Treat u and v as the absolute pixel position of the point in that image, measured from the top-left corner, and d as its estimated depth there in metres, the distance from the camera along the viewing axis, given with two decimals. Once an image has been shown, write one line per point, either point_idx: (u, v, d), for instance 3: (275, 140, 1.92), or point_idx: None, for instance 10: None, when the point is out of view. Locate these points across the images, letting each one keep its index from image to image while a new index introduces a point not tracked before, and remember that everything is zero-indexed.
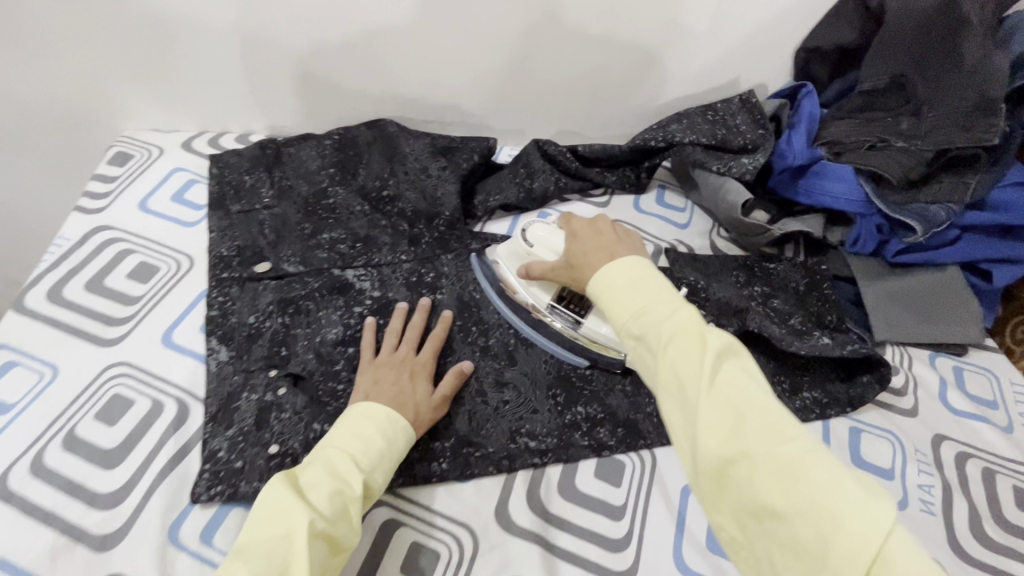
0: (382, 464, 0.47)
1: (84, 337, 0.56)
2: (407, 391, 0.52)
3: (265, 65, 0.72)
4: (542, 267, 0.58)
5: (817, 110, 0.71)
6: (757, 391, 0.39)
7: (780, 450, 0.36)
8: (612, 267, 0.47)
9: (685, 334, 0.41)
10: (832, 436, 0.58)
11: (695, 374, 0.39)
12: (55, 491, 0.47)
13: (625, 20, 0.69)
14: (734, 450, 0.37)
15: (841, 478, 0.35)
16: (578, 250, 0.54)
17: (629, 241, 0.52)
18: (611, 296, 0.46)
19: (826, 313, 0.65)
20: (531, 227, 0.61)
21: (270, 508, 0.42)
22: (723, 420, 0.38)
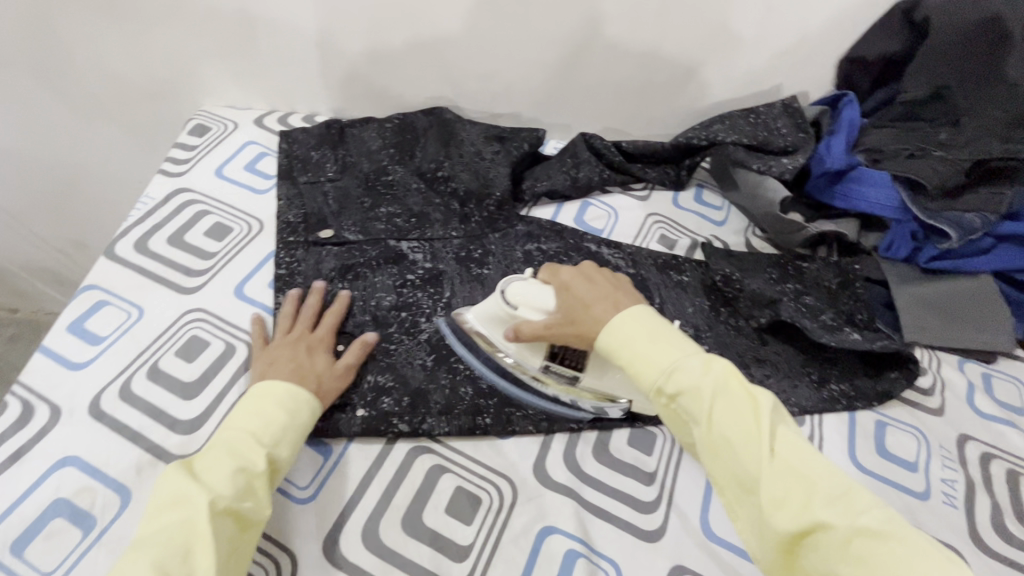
0: (286, 436, 0.47)
1: (165, 284, 0.61)
2: (306, 365, 0.53)
3: (335, 52, 0.77)
4: (535, 329, 0.52)
5: (857, 119, 0.73)
6: (811, 453, 0.41)
7: (857, 518, 0.37)
8: (622, 321, 0.49)
9: (730, 394, 0.43)
10: (858, 427, 0.60)
11: (751, 440, 0.41)
12: (141, 414, 0.52)
13: (676, 25, 0.73)
14: (809, 521, 0.37)
15: (922, 548, 0.35)
16: (575, 303, 0.52)
17: (624, 289, 0.53)
18: (636, 354, 0.47)
19: (856, 312, 0.67)
20: (510, 286, 0.55)
21: (167, 496, 0.41)
22: (792, 490, 0.39)
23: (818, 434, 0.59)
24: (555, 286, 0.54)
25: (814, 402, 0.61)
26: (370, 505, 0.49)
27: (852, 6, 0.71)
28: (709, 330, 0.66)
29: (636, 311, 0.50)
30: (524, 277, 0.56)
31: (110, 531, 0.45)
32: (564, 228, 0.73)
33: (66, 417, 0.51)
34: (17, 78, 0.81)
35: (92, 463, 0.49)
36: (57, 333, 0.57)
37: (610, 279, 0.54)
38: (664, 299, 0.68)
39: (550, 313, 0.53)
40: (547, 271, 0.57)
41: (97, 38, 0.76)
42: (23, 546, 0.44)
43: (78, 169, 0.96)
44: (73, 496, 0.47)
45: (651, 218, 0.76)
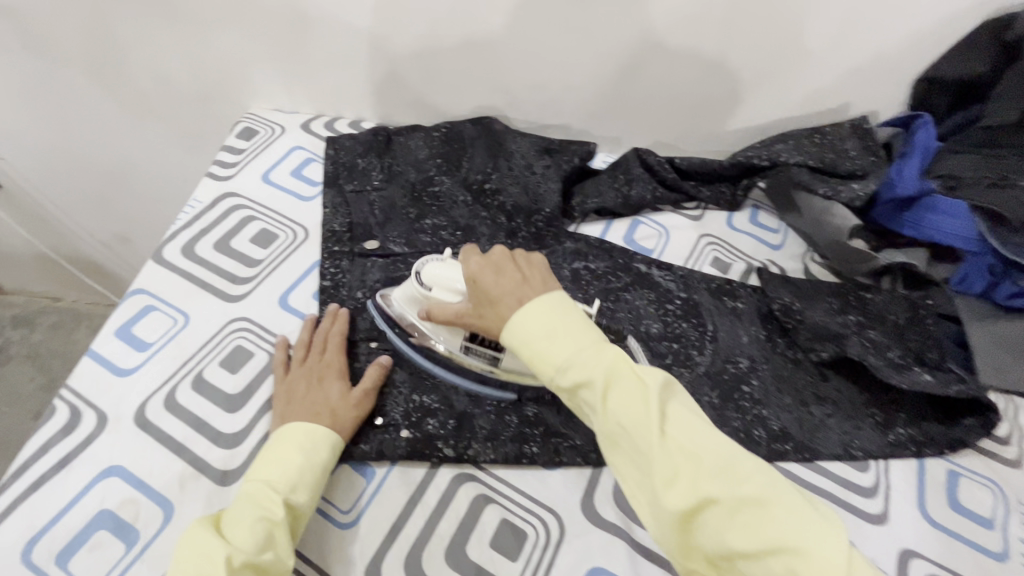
0: (303, 481, 0.46)
1: (211, 292, 0.61)
2: (322, 399, 0.51)
3: (385, 59, 0.75)
4: (445, 316, 0.51)
5: (933, 143, 0.69)
6: (699, 426, 0.39)
7: (738, 488, 0.36)
8: (520, 317, 0.43)
9: (622, 380, 0.40)
10: (927, 476, 0.56)
11: (642, 426, 0.38)
12: (184, 426, 0.51)
13: (742, 39, 0.69)
14: (699, 498, 0.36)
15: (799, 508, 0.36)
16: (482, 298, 0.47)
17: (535, 277, 0.46)
18: (534, 349, 0.42)
19: (927, 350, 0.62)
20: (424, 267, 0.55)
21: (186, 553, 0.40)
22: (680, 468, 0.37)
23: (884, 482, 0.56)
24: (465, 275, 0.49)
25: (879, 447, 0.57)
26: (413, 534, 0.48)
27: (934, 24, 0.66)
28: (765, 362, 0.63)
29: (534, 303, 0.43)
30: (442, 258, 0.56)
31: (153, 546, 0.45)
32: (613, 247, 0.70)
33: (112, 424, 0.51)
34: (72, 76, 0.82)
35: (137, 474, 0.48)
36: (105, 337, 0.57)
37: (518, 262, 0.48)
38: (718, 326, 0.65)
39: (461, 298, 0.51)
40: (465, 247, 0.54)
41: (150, 39, 0.77)
42: (67, 557, 0.44)
43: (125, 166, 0.97)
44: (118, 508, 0.46)
45: (704, 239, 0.73)
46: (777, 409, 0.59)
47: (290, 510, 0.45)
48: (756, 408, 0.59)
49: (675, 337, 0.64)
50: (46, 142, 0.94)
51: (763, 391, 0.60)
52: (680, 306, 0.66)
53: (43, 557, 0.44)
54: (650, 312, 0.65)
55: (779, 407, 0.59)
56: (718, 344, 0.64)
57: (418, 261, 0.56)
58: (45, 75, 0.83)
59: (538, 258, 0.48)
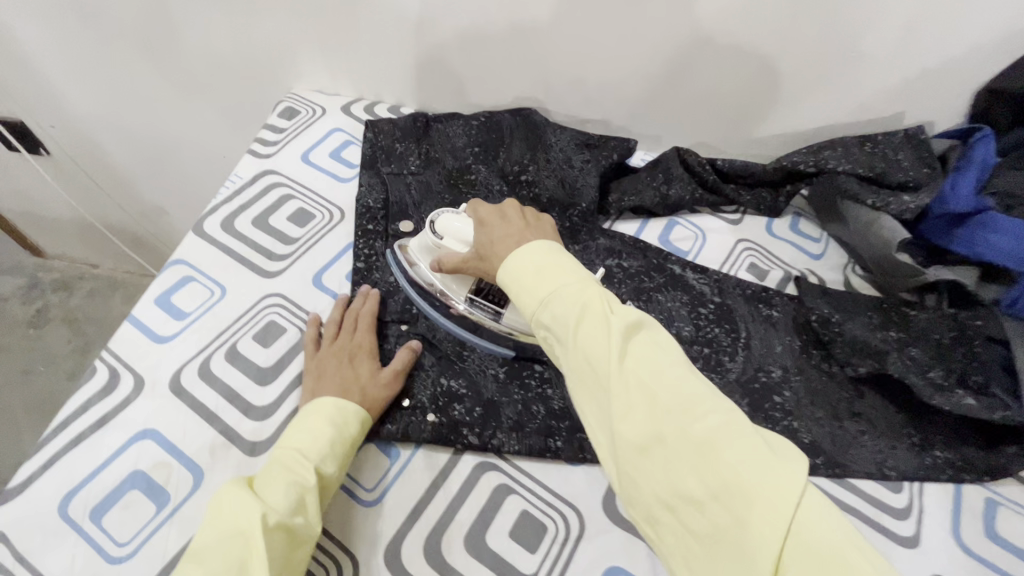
0: (334, 452, 0.46)
1: (248, 266, 0.62)
2: (350, 377, 0.52)
3: (429, 43, 0.75)
4: (454, 261, 0.56)
5: (992, 157, 0.66)
6: (664, 365, 0.37)
7: (691, 427, 0.34)
8: (521, 250, 0.46)
9: (591, 313, 0.39)
10: (964, 504, 0.54)
11: (604, 359, 0.38)
12: (218, 395, 0.52)
13: (797, 38, 0.67)
14: (650, 433, 0.35)
15: (754, 447, 0.33)
16: (487, 238, 0.52)
17: (535, 225, 0.51)
18: (519, 284, 0.44)
19: (970, 373, 0.60)
20: (438, 217, 0.58)
21: (220, 510, 0.41)
22: (636, 403, 0.36)
23: (917, 505, 0.54)
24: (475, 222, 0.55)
25: (914, 468, 0.55)
26: (435, 518, 0.48)
27: (1005, 32, 0.63)
28: (798, 373, 0.61)
29: (532, 240, 0.47)
30: (459, 212, 0.59)
31: (183, 509, 0.46)
32: (648, 246, 0.69)
33: (148, 388, 0.52)
34: (123, 49, 0.84)
35: (170, 439, 0.49)
36: (146, 304, 0.58)
37: (525, 216, 0.53)
38: (752, 334, 0.63)
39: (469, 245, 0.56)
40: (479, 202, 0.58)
41: (201, 15, 0.77)
42: (101, 513, 0.45)
43: (168, 139, 0.99)
44: (151, 470, 0.47)
45: (741, 244, 0.72)
46: (810, 422, 0.58)
47: (320, 479, 0.45)
48: (787, 419, 0.58)
49: (707, 341, 0.62)
50: (95, 112, 0.96)
51: (796, 403, 0.59)
52: (713, 311, 0.65)
53: (78, 511, 0.45)
54: (682, 314, 0.64)
55: (810, 420, 0.58)
56: (751, 352, 0.62)
57: (434, 213, 0.60)
58: (98, 46, 0.85)
59: (543, 217, 0.53)
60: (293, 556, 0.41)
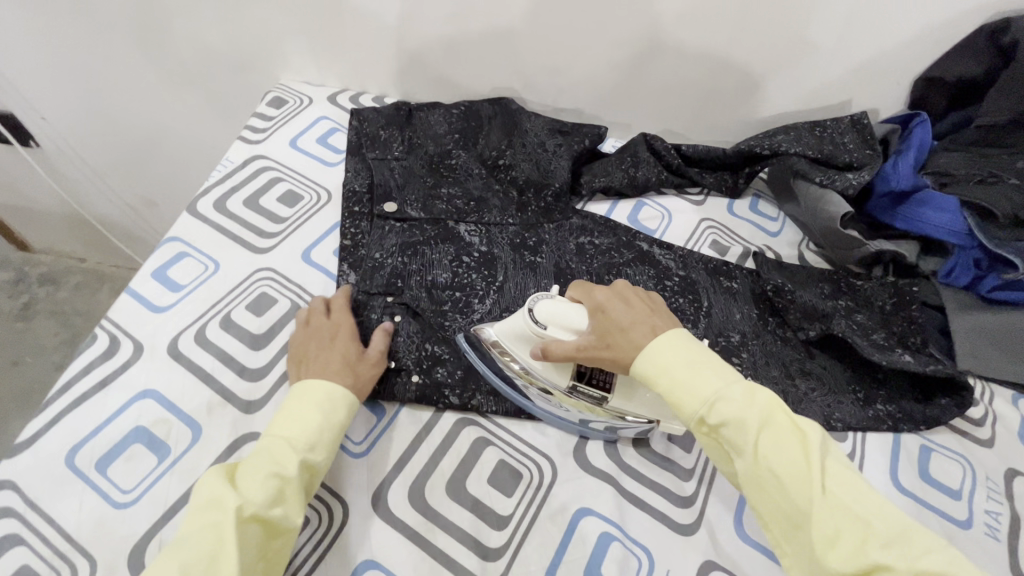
0: (320, 442, 0.48)
1: (240, 243, 0.65)
2: (333, 359, 0.53)
3: (410, 36, 0.79)
4: (566, 350, 0.52)
5: (928, 140, 0.72)
6: (862, 490, 0.42)
7: (910, 558, 0.38)
8: (658, 347, 0.49)
9: (775, 427, 0.44)
10: (901, 450, 0.60)
11: (801, 477, 0.42)
12: (213, 358, 0.56)
13: (751, 32, 0.72)
14: (866, 561, 0.38)
15: None
16: (611, 326, 0.52)
17: (660, 311, 0.53)
18: (680, 387, 0.47)
19: (909, 335, 0.66)
20: (537, 304, 0.55)
21: (200, 499, 0.42)
22: (844, 526, 0.40)
23: (859, 452, 0.59)
24: (589, 307, 0.54)
25: (858, 420, 0.61)
26: (419, 467, 0.52)
27: (936, 25, 0.69)
28: (755, 337, 0.66)
29: (667, 334, 0.50)
30: (551, 295, 0.56)
31: (183, 460, 0.49)
32: (618, 225, 0.74)
33: (147, 353, 0.55)
34: (113, 42, 0.87)
35: (169, 398, 0.53)
36: (143, 277, 0.61)
37: (646, 302, 0.54)
38: (713, 303, 0.69)
39: (581, 332, 0.53)
40: (575, 287, 0.57)
41: (191, 9, 0.81)
42: (105, 464, 0.48)
43: (157, 130, 1.02)
44: (152, 426, 0.51)
45: (704, 223, 0.77)
46: (764, 380, 0.63)
47: (306, 467, 0.46)
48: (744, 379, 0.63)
49: (671, 310, 0.67)
50: (85, 105, 0.99)
51: (751, 364, 0.64)
52: (678, 283, 0.70)
53: (83, 462, 0.48)
54: (649, 286, 0.69)
55: (766, 379, 0.63)
56: (712, 320, 0.67)
57: (530, 298, 0.57)
58: (90, 40, 0.87)
59: (652, 296, 0.56)
60: (270, 544, 0.43)
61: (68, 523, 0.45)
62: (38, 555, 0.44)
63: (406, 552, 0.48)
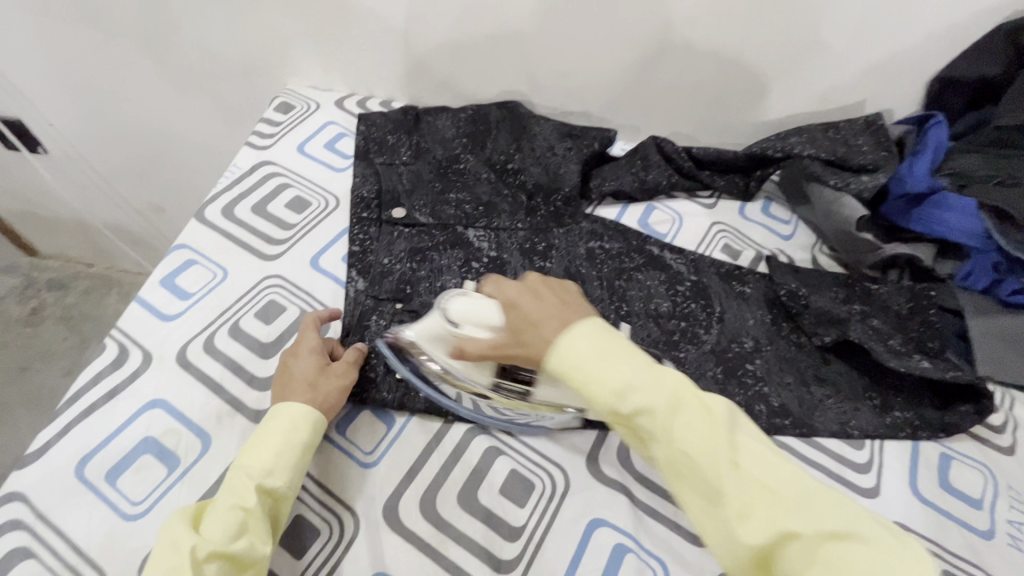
0: (279, 466, 0.46)
1: (248, 250, 0.65)
2: (294, 379, 0.52)
3: (417, 39, 0.78)
4: (480, 347, 0.48)
5: (945, 140, 0.71)
6: (773, 459, 0.39)
7: (820, 523, 0.36)
8: (568, 340, 0.43)
9: (682, 404, 0.40)
10: (921, 457, 0.58)
11: (711, 455, 0.38)
12: (222, 367, 0.55)
13: (762, 33, 0.71)
14: (776, 532, 0.36)
15: (891, 544, 0.35)
16: (523, 321, 0.46)
17: (574, 302, 0.47)
18: (585, 371, 0.42)
19: (926, 340, 0.64)
20: (450, 301, 0.52)
21: (161, 546, 0.41)
22: (752, 499, 0.37)
23: (877, 460, 0.58)
24: (501, 303, 0.49)
25: (875, 427, 0.60)
26: (430, 477, 0.52)
27: (952, 24, 0.68)
28: (769, 343, 0.65)
29: (580, 326, 0.44)
30: (464, 293, 0.53)
31: (192, 471, 0.49)
32: (628, 229, 0.73)
33: (156, 362, 0.55)
34: (121, 48, 0.87)
35: (178, 408, 0.52)
36: (151, 285, 0.61)
37: (558, 291, 0.48)
38: (726, 308, 0.68)
39: (495, 330, 0.49)
40: (489, 278, 0.52)
41: (198, 14, 0.80)
42: (115, 475, 0.48)
43: (165, 136, 1.02)
44: (161, 436, 0.50)
45: (715, 226, 0.76)
46: (779, 387, 0.62)
47: (267, 494, 0.45)
48: (758, 385, 0.62)
49: (683, 315, 0.66)
50: (92, 109, 0.99)
51: (766, 370, 0.63)
52: (689, 288, 0.69)
53: (93, 473, 0.48)
54: (660, 291, 0.68)
55: (780, 386, 0.62)
56: (724, 325, 0.66)
57: (442, 295, 0.53)
58: (97, 46, 0.88)
59: (568, 284, 0.50)
60: None
61: (78, 535, 0.45)
62: (47, 567, 0.44)
63: (418, 564, 0.47)
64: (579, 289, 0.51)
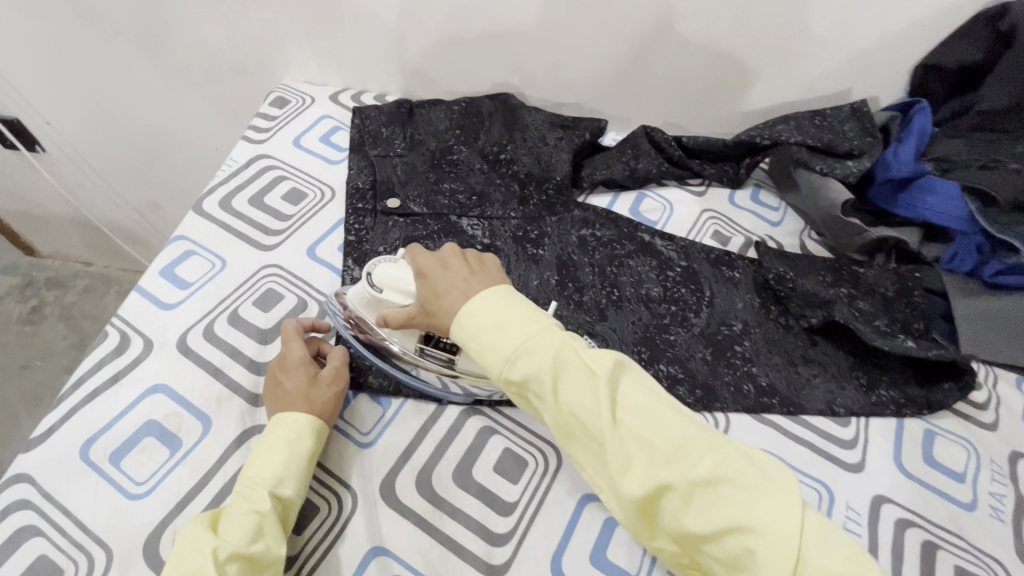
0: (291, 473, 0.47)
1: (246, 240, 0.66)
2: (287, 394, 0.52)
3: (410, 33, 0.79)
4: (400, 317, 0.52)
5: (928, 126, 0.72)
6: (655, 414, 0.42)
7: (691, 471, 0.39)
8: (470, 314, 0.46)
9: (567, 369, 0.43)
10: (906, 434, 0.60)
11: (596, 417, 0.42)
12: (221, 353, 0.57)
13: (749, 23, 0.73)
14: (654, 483, 0.40)
15: (756, 485, 0.38)
16: (430, 293, 0.50)
17: (482, 272, 0.50)
18: (481, 343, 0.45)
19: (911, 321, 0.65)
20: (376, 268, 0.55)
21: (182, 549, 0.42)
22: (634, 455, 0.41)
23: (863, 436, 0.59)
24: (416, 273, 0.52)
25: (861, 405, 0.61)
26: (425, 456, 0.53)
27: (935, 12, 0.70)
28: (758, 326, 0.67)
29: (480, 298, 0.46)
30: (393, 260, 0.55)
31: (194, 452, 0.50)
32: (619, 217, 0.74)
33: (157, 349, 0.56)
34: (119, 46, 0.88)
35: (180, 393, 0.54)
36: (151, 275, 0.62)
37: (470, 262, 0.51)
38: (715, 292, 0.69)
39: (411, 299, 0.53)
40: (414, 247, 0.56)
41: (193, 10, 0.81)
42: (119, 458, 0.49)
43: (164, 134, 1.03)
44: (163, 419, 0.52)
45: (705, 213, 0.77)
46: (766, 367, 0.63)
47: (281, 501, 0.46)
48: (746, 366, 0.63)
49: (674, 300, 0.68)
50: (90, 108, 1.00)
51: (754, 351, 0.65)
52: (680, 273, 0.70)
53: (98, 455, 0.49)
54: (651, 277, 0.69)
55: (769, 366, 0.63)
56: (714, 309, 0.68)
57: (371, 262, 0.56)
58: (95, 44, 0.89)
59: (485, 256, 0.53)
60: None
61: (84, 514, 0.46)
62: (54, 545, 0.45)
63: (414, 538, 0.48)
64: (498, 262, 0.53)
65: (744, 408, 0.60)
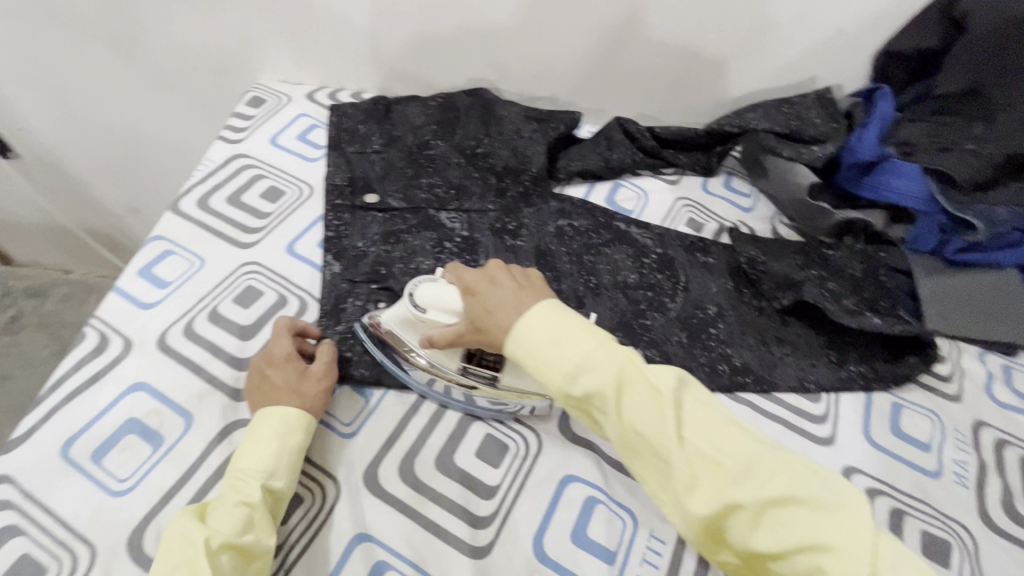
0: (280, 466, 0.48)
1: (224, 239, 0.67)
2: (276, 387, 0.52)
3: (385, 30, 0.80)
4: (447, 336, 0.52)
5: (890, 111, 0.75)
6: (718, 431, 0.42)
7: (761, 491, 0.39)
8: (525, 330, 0.47)
9: (629, 385, 0.44)
10: (874, 407, 0.62)
11: (660, 434, 0.43)
12: (202, 350, 0.57)
13: (716, 14, 0.74)
14: (721, 501, 0.40)
15: (830, 505, 0.38)
16: (479, 309, 0.50)
17: (527, 285, 0.50)
18: (538, 357, 0.46)
19: (878, 299, 0.67)
20: (419, 288, 0.55)
21: (171, 541, 0.42)
22: (699, 472, 0.41)
23: (833, 411, 0.61)
24: (461, 290, 0.53)
25: (831, 381, 0.63)
26: (408, 445, 0.54)
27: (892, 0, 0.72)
28: (732, 309, 0.68)
29: (533, 313, 0.47)
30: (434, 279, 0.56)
31: (177, 448, 0.50)
32: (595, 207, 0.76)
33: (137, 348, 0.56)
34: (91, 48, 0.87)
35: (161, 390, 0.54)
36: (129, 275, 0.62)
37: (516, 276, 0.52)
38: (690, 278, 0.71)
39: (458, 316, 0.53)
40: (453, 266, 0.56)
41: (166, 11, 0.81)
42: (101, 455, 0.49)
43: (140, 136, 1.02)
44: (145, 417, 0.52)
45: (679, 201, 0.79)
46: (740, 349, 0.65)
47: (270, 493, 0.47)
48: (721, 347, 0.65)
49: (649, 286, 0.69)
50: (65, 112, 0.99)
51: (728, 334, 0.66)
52: (655, 260, 0.72)
53: (80, 454, 0.49)
54: (627, 265, 0.71)
55: (743, 347, 0.65)
56: (689, 293, 0.69)
57: (411, 282, 0.56)
58: (67, 47, 0.88)
59: (529, 270, 0.53)
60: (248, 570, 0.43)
61: (67, 512, 0.47)
62: (37, 543, 0.45)
63: (398, 524, 0.49)
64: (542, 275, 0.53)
65: (719, 388, 0.62)
